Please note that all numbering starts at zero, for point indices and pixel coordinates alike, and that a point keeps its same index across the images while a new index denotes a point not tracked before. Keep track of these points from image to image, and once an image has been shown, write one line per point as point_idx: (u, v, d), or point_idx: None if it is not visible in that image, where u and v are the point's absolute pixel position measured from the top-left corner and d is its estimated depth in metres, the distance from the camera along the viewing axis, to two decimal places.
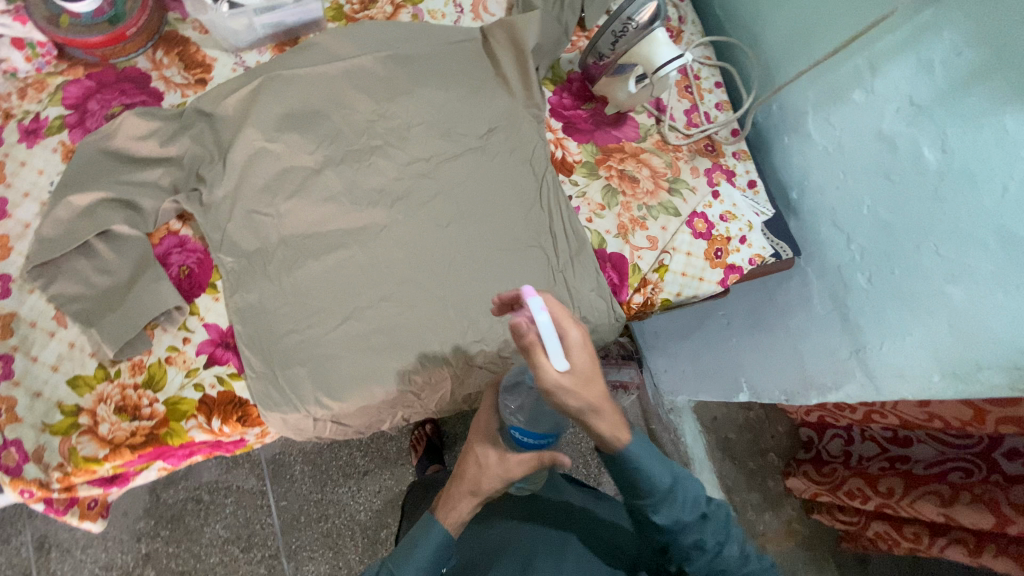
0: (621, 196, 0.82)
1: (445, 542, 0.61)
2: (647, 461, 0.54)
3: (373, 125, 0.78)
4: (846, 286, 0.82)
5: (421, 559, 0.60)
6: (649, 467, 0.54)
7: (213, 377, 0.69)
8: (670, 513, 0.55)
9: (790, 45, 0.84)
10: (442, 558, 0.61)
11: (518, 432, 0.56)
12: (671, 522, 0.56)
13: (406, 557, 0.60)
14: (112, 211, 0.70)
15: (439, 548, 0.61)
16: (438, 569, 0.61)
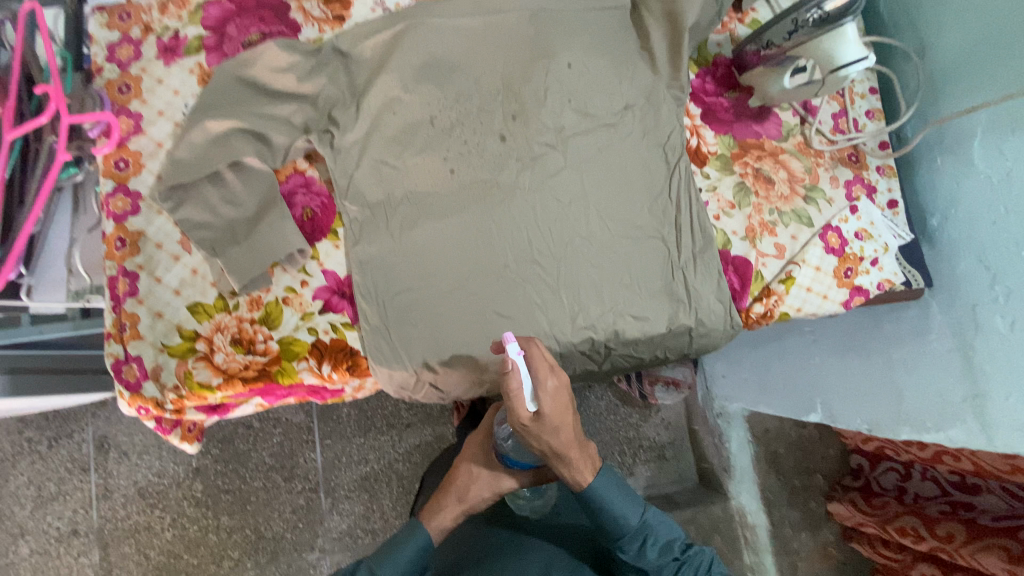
0: (753, 196, 0.78)
1: (423, 545, 0.76)
2: (614, 500, 0.73)
3: (510, 88, 0.74)
4: (978, 329, 0.77)
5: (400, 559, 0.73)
6: (619, 508, 0.73)
7: (327, 324, 0.69)
8: (640, 551, 0.73)
9: (970, 58, 0.76)
10: (417, 561, 0.75)
11: (511, 461, 0.82)
12: (642, 560, 0.74)
13: (388, 557, 0.73)
14: (244, 142, 0.69)
15: (418, 550, 0.75)
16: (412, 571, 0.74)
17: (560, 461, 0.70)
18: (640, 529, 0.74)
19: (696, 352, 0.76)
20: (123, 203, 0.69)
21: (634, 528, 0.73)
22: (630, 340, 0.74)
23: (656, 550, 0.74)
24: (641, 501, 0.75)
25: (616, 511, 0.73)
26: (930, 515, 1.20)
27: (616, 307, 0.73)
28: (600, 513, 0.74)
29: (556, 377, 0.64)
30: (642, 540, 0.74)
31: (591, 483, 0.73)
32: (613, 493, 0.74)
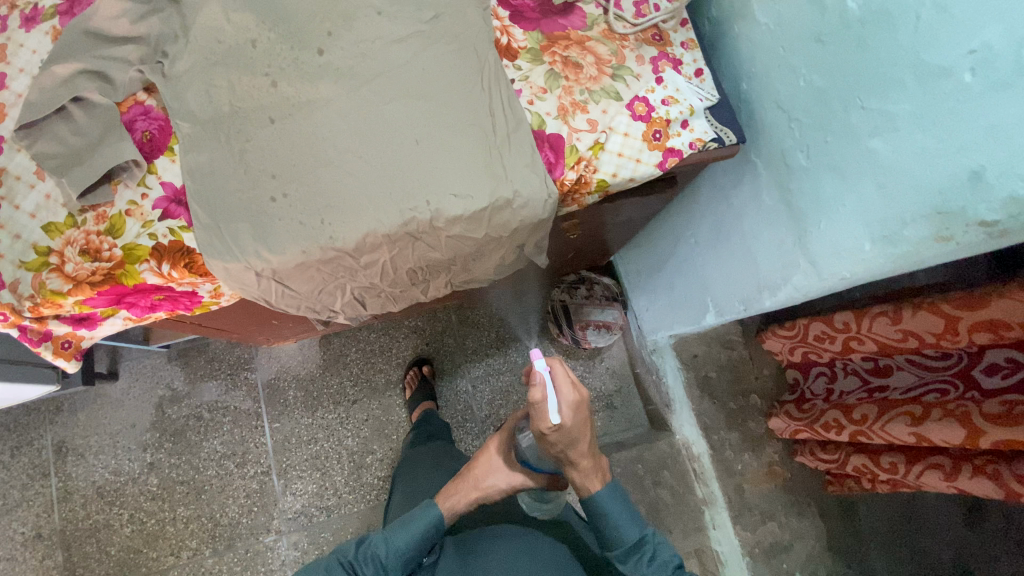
0: (563, 80, 0.85)
1: (434, 525, 0.87)
2: (615, 512, 0.83)
3: (323, 9, 0.82)
4: (790, 171, 0.81)
5: (406, 537, 0.86)
6: (619, 519, 0.83)
7: (166, 228, 0.75)
8: (634, 564, 0.80)
9: None
10: (426, 535, 0.86)
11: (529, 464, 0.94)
12: None
13: (399, 531, 0.86)
14: (89, 82, 0.78)
15: (428, 529, 0.87)
16: (418, 543, 0.86)
17: (572, 466, 0.83)
18: (637, 543, 0.82)
19: (524, 224, 0.83)
20: None
21: (631, 541, 0.82)
22: (454, 218, 0.79)
23: (651, 568, 0.79)
24: (643, 522, 0.84)
25: (617, 520, 0.83)
26: (851, 404, 1.18)
27: (436, 188, 0.79)
28: (601, 518, 0.84)
29: (576, 392, 0.77)
30: (638, 554, 0.81)
31: (595, 492, 0.84)
32: (614, 505, 0.84)
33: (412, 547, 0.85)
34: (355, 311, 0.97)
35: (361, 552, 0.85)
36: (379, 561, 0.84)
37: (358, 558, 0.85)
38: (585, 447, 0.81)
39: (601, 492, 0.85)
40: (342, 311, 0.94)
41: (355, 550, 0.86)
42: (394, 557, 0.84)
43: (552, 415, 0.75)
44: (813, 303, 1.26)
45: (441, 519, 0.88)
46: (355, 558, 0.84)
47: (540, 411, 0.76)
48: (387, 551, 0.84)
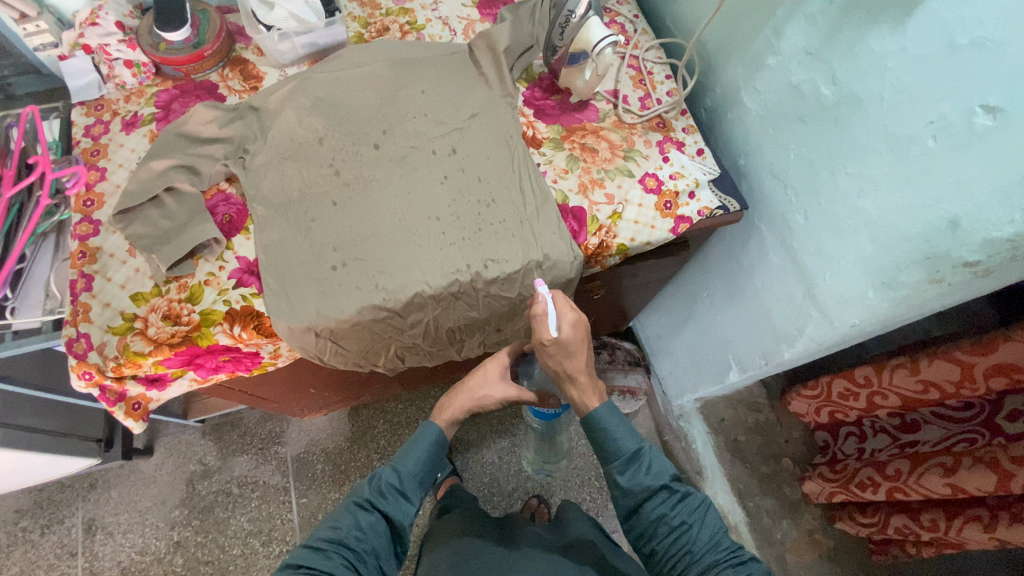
0: (582, 162, 0.98)
1: (438, 441, 0.94)
2: (613, 426, 0.87)
3: (378, 112, 0.98)
4: (791, 231, 0.90)
5: (418, 459, 0.91)
6: (617, 432, 0.87)
7: (239, 295, 0.85)
8: (633, 474, 0.84)
9: (719, 46, 0.97)
10: (434, 453, 0.93)
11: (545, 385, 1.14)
12: (635, 484, 0.84)
13: (408, 456, 0.91)
14: (180, 174, 0.92)
15: (433, 448, 0.93)
16: (428, 462, 0.92)
17: (571, 382, 0.89)
18: (635, 454, 0.86)
19: (553, 284, 0.92)
20: (87, 228, 0.90)
21: (630, 452, 0.86)
22: (492, 280, 0.89)
23: (649, 477, 0.84)
24: (639, 436, 0.88)
25: (615, 434, 0.87)
26: (884, 459, 1.18)
27: (476, 253, 0.89)
28: (601, 436, 0.87)
29: (575, 313, 0.83)
30: (636, 466, 0.85)
31: (594, 410, 0.88)
32: (613, 420, 0.88)
33: (422, 465, 0.91)
34: (396, 368, 1.04)
35: (374, 486, 0.87)
36: (397, 489, 0.88)
37: (374, 492, 0.87)
38: (581, 362, 0.87)
39: (599, 409, 0.89)
40: (383, 364, 1.01)
41: (366, 487, 0.87)
42: (410, 477, 0.89)
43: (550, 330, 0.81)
44: (833, 360, 1.29)
45: (443, 436, 0.94)
46: (373, 494, 0.86)
47: (540, 325, 0.80)
48: (400, 476, 0.89)
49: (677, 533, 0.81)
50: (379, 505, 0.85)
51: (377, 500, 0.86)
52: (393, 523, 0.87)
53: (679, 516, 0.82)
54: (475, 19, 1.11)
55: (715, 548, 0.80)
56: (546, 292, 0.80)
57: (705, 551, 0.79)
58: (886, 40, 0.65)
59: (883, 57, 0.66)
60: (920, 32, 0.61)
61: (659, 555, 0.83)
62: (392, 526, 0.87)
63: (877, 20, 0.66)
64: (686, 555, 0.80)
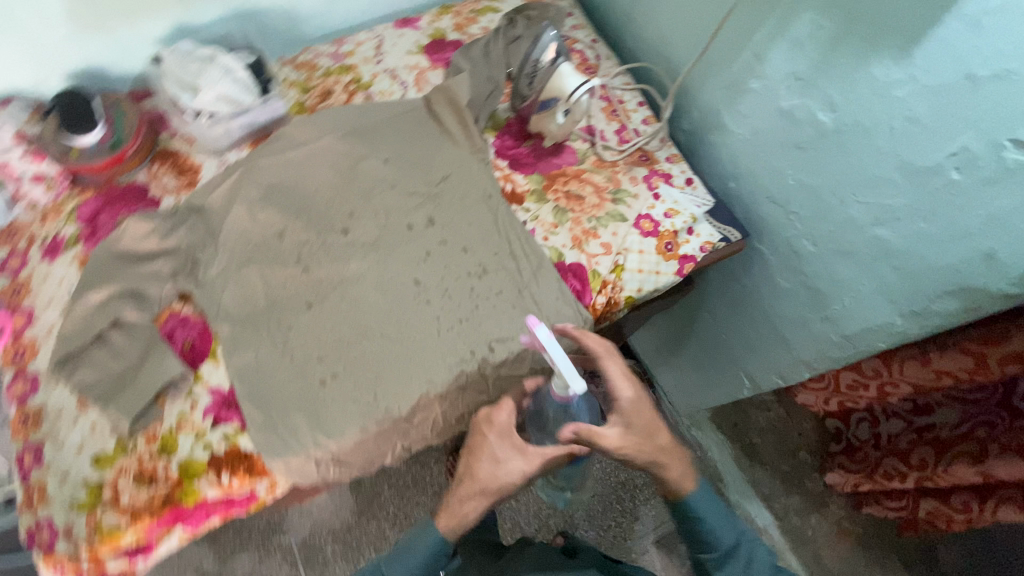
0: (570, 213, 0.91)
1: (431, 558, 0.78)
2: (713, 519, 0.80)
3: (340, 192, 0.88)
4: (798, 256, 0.86)
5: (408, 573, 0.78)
6: (717, 524, 0.80)
7: (220, 436, 0.75)
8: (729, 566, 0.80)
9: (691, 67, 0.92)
10: (429, 561, 0.79)
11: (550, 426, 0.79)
12: None
13: (399, 559, 0.78)
14: (123, 302, 0.79)
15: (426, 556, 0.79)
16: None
17: None
18: (733, 544, 0.81)
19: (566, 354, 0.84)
20: (23, 385, 0.77)
21: (728, 544, 0.80)
22: (501, 362, 0.81)
23: (748, 568, 0.80)
24: (738, 522, 0.83)
25: (715, 527, 0.80)
26: (903, 447, 1.13)
27: (479, 336, 0.82)
28: (697, 528, 0.81)
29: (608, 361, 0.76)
30: (735, 557, 0.81)
31: (689, 498, 0.80)
32: (710, 508, 0.81)
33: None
34: None
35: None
36: None
37: None
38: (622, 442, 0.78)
39: (697, 498, 0.81)
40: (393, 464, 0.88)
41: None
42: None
43: (559, 392, 0.66)
44: None
45: (439, 547, 0.79)
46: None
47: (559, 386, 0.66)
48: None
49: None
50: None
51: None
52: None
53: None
54: (424, 67, 1.01)
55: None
56: (550, 340, 0.60)
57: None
58: (891, 69, 0.61)
59: (889, 87, 0.62)
60: (930, 61, 0.57)
61: None
62: None
63: (876, 49, 0.62)
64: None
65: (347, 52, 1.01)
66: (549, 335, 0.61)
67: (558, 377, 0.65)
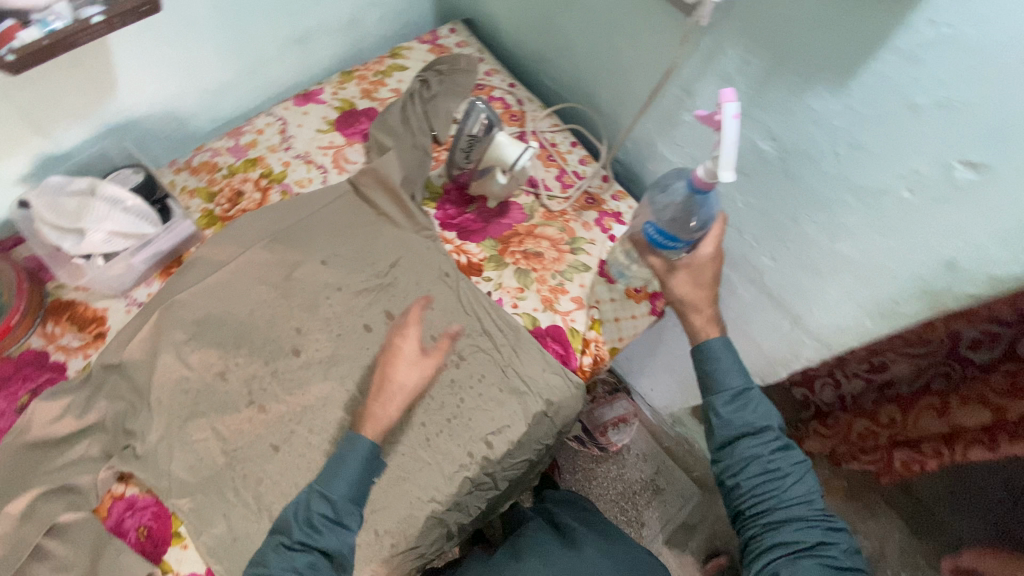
0: (533, 273, 0.87)
1: (369, 457, 0.66)
2: (728, 363, 0.73)
3: (281, 309, 0.79)
4: (758, 270, 0.87)
5: (354, 474, 0.65)
6: (726, 370, 0.73)
7: None
8: (735, 410, 0.71)
9: (619, 104, 0.91)
10: (370, 473, 0.66)
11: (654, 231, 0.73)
12: (735, 425, 0.71)
13: (333, 474, 0.65)
14: (50, 503, 0.66)
15: (365, 462, 0.66)
16: (367, 482, 0.66)
17: None
18: (744, 392, 0.72)
19: (565, 424, 0.81)
20: None
21: (737, 389, 0.72)
22: (503, 456, 0.76)
23: (753, 418, 0.70)
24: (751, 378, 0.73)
25: (725, 370, 0.72)
26: None
27: (475, 432, 0.76)
28: (708, 370, 0.73)
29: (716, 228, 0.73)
30: (743, 405, 0.71)
31: (706, 340, 0.75)
32: (727, 356, 0.73)
33: (358, 484, 0.65)
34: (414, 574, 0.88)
35: (302, 522, 0.64)
36: (325, 521, 0.63)
37: (303, 530, 0.63)
38: None
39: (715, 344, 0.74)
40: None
41: (294, 525, 0.64)
42: (342, 505, 0.64)
43: (701, 175, 0.65)
44: None
45: (374, 448, 0.67)
46: (303, 533, 0.63)
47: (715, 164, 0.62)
48: (332, 502, 0.64)
49: (766, 479, 0.68)
50: (314, 552, 0.62)
51: (310, 543, 0.63)
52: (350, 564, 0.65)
53: (774, 462, 0.68)
54: (341, 143, 0.92)
55: (804, 508, 0.67)
56: (735, 123, 0.58)
57: (783, 509, 0.67)
58: (829, 100, 0.62)
59: (827, 116, 0.63)
60: (866, 92, 0.58)
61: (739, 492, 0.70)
62: (336, 563, 0.64)
63: (810, 83, 0.62)
64: (771, 507, 0.67)
65: (248, 143, 0.91)
66: (733, 115, 0.58)
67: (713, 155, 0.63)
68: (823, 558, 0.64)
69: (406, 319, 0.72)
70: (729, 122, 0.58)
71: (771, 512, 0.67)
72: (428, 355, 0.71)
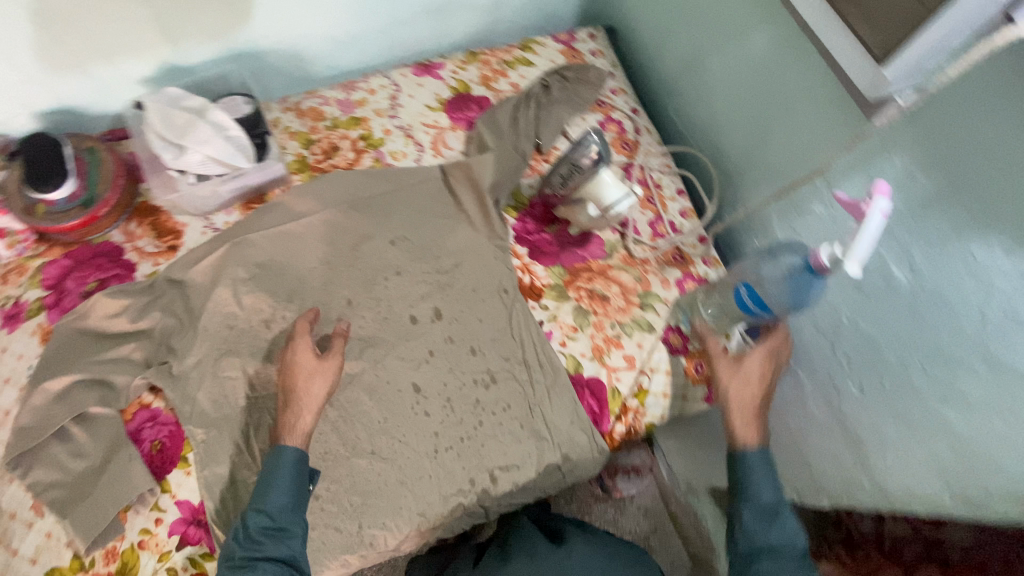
0: (592, 316, 0.82)
1: (299, 464, 0.65)
2: (760, 472, 0.68)
3: (340, 277, 0.79)
4: (839, 395, 0.75)
5: (290, 484, 0.64)
6: (760, 482, 0.68)
7: (185, 559, 0.67)
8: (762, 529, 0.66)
9: (745, 168, 0.82)
10: (303, 479, 0.65)
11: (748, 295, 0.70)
12: (758, 542, 0.66)
13: (270, 488, 0.63)
14: (86, 392, 0.70)
15: (298, 474, 0.65)
16: (303, 489, 0.65)
17: None
18: (774, 508, 0.67)
19: (576, 483, 0.78)
20: None
21: (767, 504, 0.67)
22: (503, 494, 0.74)
23: (778, 537, 0.66)
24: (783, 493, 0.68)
25: (758, 482, 0.67)
26: None
27: (483, 460, 0.74)
28: (738, 480, 0.69)
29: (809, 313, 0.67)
30: (773, 524, 0.66)
31: (744, 451, 0.69)
32: (764, 470, 0.68)
33: (297, 493, 0.64)
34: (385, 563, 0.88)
35: (242, 537, 0.62)
36: (270, 530, 0.62)
37: (246, 544, 0.62)
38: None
39: (753, 457, 0.69)
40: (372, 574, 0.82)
41: (235, 544, 0.62)
42: (282, 514, 0.63)
43: (822, 258, 0.60)
44: None
45: (303, 454, 0.66)
46: (249, 544, 0.62)
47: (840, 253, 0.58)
48: (273, 515, 0.63)
49: None
50: (259, 567, 0.60)
51: (255, 558, 0.61)
52: (304, 571, 0.65)
53: None
54: (444, 126, 0.90)
55: None
56: (880, 218, 0.54)
57: None
58: (997, 256, 0.52)
59: (990, 271, 0.53)
60: None
61: None
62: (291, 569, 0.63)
63: (982, 228, 0.52)
64: None
65: (358, 100, 0.90)
66: (879, 211, 0.53)
67: (844, 242, 0.58)
68: None
69: (292, 335, 0.72)
70: (872, 217, 0.54)
71: None
72: (326, 357, 0.70)
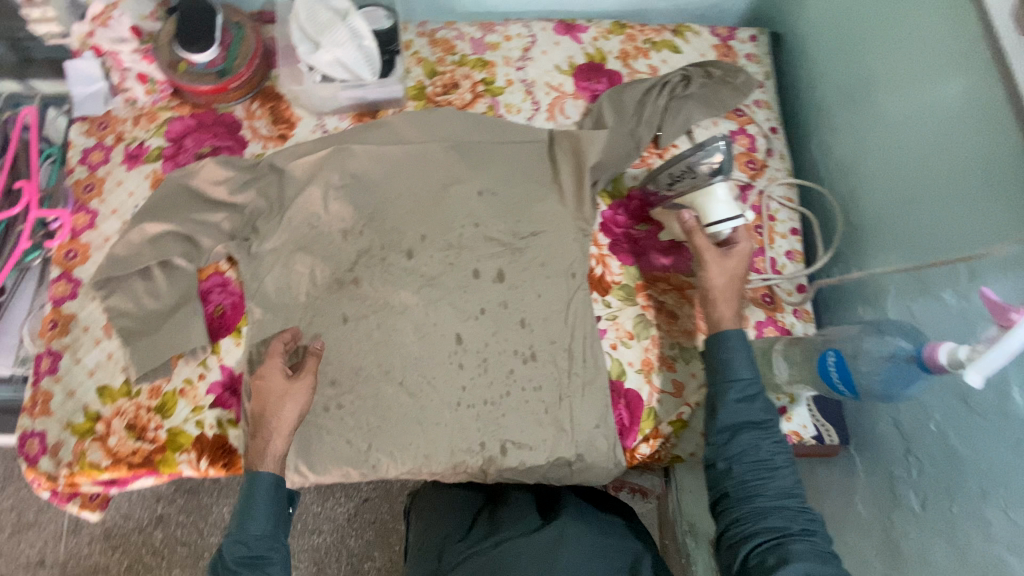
0: (654, 329, 0.78)
1: (276, 486, 0.65)
2: (738, 351, 0.66)
3: (421, 210, 0.79)
4: (894, 503, 0.67)
5: (266, 511, 0.63)
6: (741, 361, 0.65)
7: (214, 419, 0.73)
8: (742, 405, 0.63)
9: (879, 226, 0.73)
10: (280, 503, 0.65)
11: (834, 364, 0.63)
12: (738, 411, 0.63)
13: (247, 515, 0.63)
14: (174, 243, 0.76)
15: (275, 501, 0.64)
16: (281, 511, 0.65)
17: None
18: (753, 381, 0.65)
19: (582, 484, 0.76)
20: (64, 288, 0.77)
21: (748, 379, 0.64)
22: (508, 469, 0.73)
23: (756, 408, 0.63)
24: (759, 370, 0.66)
25: (739, 362, 0.65)
26: None
27: (498, 430, 0.73)
28: (716, 360, 0.66)
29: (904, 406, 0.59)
30: (751, 398, 0.64)
31: (725, 329, 0.67)
32: (742, 350, 0.66)
33: (274, 520, 0.64)
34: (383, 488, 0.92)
35: (222, 567, 0.61)
36: (248, 557, 0.62)
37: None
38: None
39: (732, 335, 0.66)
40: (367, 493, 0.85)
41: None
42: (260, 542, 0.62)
43: (940, 355, 0.52)
44: None
45: (279, 477, 0.65)
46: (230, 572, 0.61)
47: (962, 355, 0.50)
48: (248, 542, 0.62)
49: (758, 468, 0.61)
50: None
51: None
52: None
53: (770, 456, 0.61)
54: (567, 91, 0.86)
55: (794, 496, 0.60)
56: None
57: (773, 500, 0.60)
58: None
59: None
60: None
61: (727, 475, 0.62)
62: None
63: None
64: (763, 495, 0.60)
65: (492, 44, 0.88)
66: None
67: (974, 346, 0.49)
68: (817, 543, 0.57)
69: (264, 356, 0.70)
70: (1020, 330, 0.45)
71: (763, 510, 0.60)
72: (295, 377, 0.67)
